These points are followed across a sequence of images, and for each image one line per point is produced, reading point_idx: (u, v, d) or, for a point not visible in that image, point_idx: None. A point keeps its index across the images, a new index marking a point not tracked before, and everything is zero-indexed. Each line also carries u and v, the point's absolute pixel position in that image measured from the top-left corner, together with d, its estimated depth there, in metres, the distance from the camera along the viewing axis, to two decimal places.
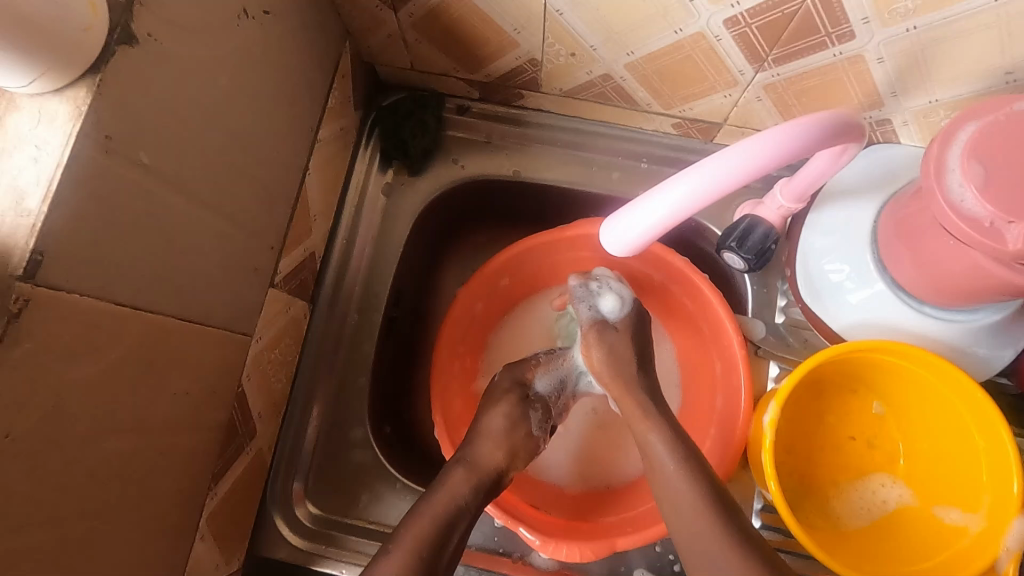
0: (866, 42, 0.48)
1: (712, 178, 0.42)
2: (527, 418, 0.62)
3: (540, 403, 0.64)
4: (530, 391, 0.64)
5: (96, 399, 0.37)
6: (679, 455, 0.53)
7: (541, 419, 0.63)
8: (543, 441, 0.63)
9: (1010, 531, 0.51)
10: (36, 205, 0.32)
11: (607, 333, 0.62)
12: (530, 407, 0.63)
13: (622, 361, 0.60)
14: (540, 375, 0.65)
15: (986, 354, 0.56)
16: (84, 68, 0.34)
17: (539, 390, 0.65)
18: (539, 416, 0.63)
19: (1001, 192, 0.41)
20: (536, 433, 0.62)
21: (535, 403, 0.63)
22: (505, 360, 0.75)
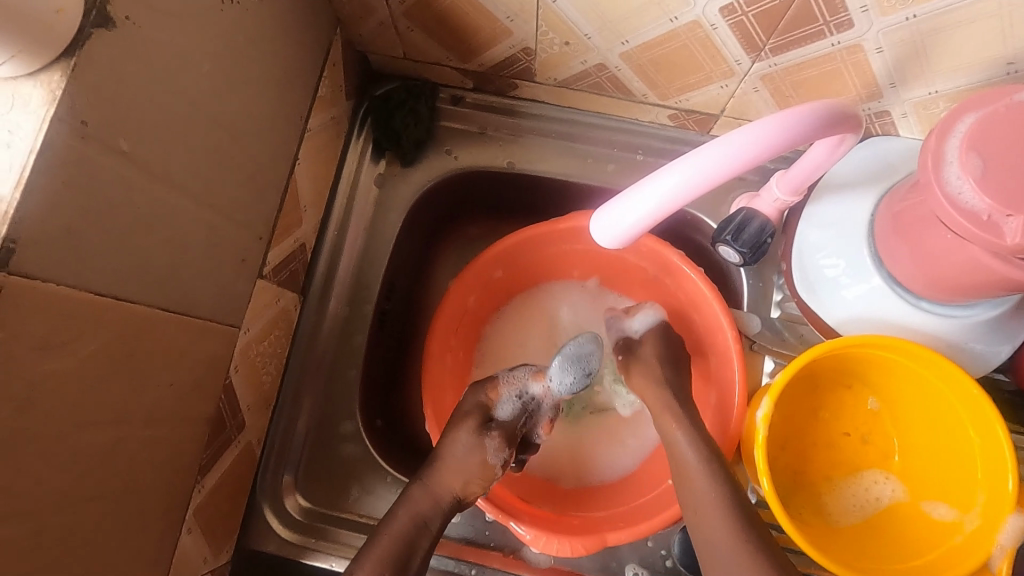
0: (865, 31, 0.47)
1: (703, 167, 0.41)
2: (483, 445, 0.58)
3: (502, 430, 0.60)
4: (490, 416, 0.61)
5: (73, 391, 0.36)
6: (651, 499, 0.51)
7: (501, 447, 0.59)
8: (503, 468, 0.59)
9: (1003, 529, 0.49)
10: (8, 191, 0.32)
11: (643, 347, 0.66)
12: (487, 434, 0.59)
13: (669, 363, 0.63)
14: (501, 403, 0.61)
15: (984, 350, 0.55)
16: (58, 51, 0.33)
17: (500, 416, 0.61)
18: (496, 444, 0.59)
19: (1000, 185, 0.40)
20: (493, 462, 0.58)
21: (493, 431, 0.59)
22: (499, 354, 0.74)
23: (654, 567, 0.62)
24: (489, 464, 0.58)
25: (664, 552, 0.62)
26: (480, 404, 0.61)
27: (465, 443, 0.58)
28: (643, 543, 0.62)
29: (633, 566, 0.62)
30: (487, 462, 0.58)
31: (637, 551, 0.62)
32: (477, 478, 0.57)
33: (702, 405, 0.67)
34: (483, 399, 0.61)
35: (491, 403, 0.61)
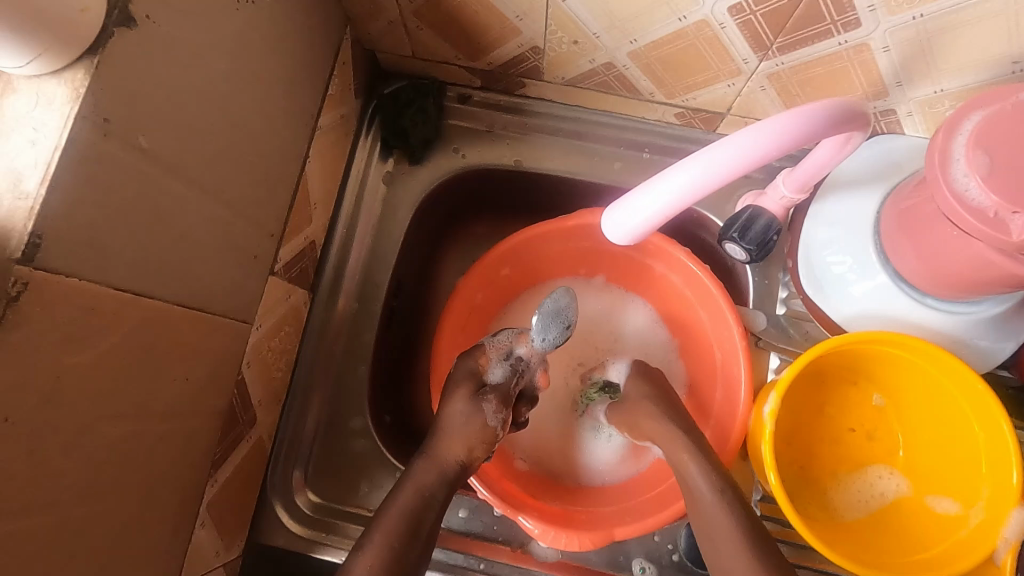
0: (872, 30, 0.48)
1: (705, 169, 0.41)
2: (480, 409, 0.57)
3: (496, 392, 0.57)
4: (483, 382, 0.59)
5: (95, 384, 0.37)
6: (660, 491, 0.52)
7: (498, 410, 0.57)
8: (502, 431, 0.58)
9: (1009, 523, 0.50)
10: (34, 187, 0.32)
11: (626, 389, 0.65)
12: (480, 399, 0.57)
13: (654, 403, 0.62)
14: (493, 365, 0.59)
15: (988, 346, 0.56)
16: (82, 50, 0.33)
17: (493, 379, 0.59)
18: (493, 406, 0.57)
19: (1006, 182, 0.41)
20: (492, 425, 0.57)
21: (488, 395, 0.57)
22: None
23: (661, 561, 0.62)
24: (487, 427, 0.57)
25: (671, 547, 0.63)
26: (472, 371, 0.59)
27: (464, 409, 0.57)
28: (650, 538, 0.63)
29: (640, 561, 0.62)
30: (486, 425, 0.57)
31: (644, 545, 0.63)
32: (481, 441, 0.57)
33: (709, 401, 0.68)
34: (474, 366, 0.59)
35: (483, 367, 0.59)
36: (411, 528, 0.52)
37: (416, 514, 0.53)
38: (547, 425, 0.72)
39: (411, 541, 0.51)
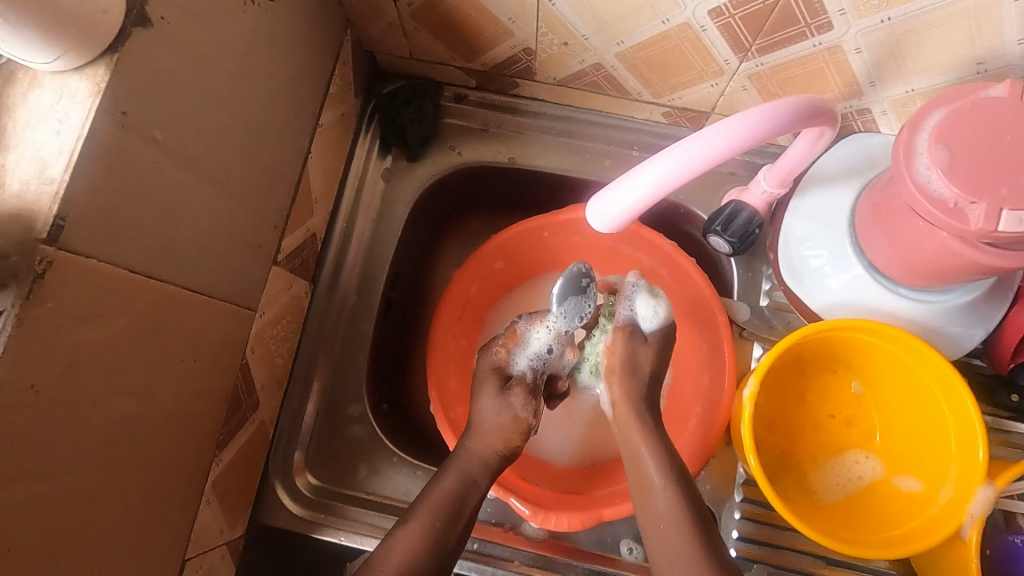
0: (844, 32, 0.51)
1: (678, 162, 0.44)
2: (510, 400, 0.61)
3: (522, 385, 0.63)
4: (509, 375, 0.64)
5: (109, 360, 0.39)
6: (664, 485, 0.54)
7: (525, 400, 0.61)
8: (533, 421, 0.61)
9: (975, 499, 0.52)
10: (58, 174, 0.35)
11: (636, 340, 0.63)
12: (509, 392, 0.61)
13: (635, 369, 0.62)
14: (515, 358, 0.65)
15: (959, 332, 0.58)
16: (103, 48, 0.36)
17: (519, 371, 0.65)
18: (522, 397, 0.61)
19: (964, 174, 0.43)
20: (523, 416, 0.61)
21: (515, 388, 0.62)
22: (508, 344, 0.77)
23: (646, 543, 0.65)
24: (519, 418, 0.60)
25: None
26: (494, 364, 0.64)
27: (494, 402, 0.61)
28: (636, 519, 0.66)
29: (627, 541, 0.65)
30: (519, 416, 0.60)
31: (631, 526, 0.65)
32: (514, 432, 0.60)
33: (694, 389, 0.70)
34: (498, 361, 0.64)
35: (504, 361, 0.65)
36: (452, 510, 0.54)
37: (459, 497, 0.55)
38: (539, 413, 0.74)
39: (451, 521, 0.53)
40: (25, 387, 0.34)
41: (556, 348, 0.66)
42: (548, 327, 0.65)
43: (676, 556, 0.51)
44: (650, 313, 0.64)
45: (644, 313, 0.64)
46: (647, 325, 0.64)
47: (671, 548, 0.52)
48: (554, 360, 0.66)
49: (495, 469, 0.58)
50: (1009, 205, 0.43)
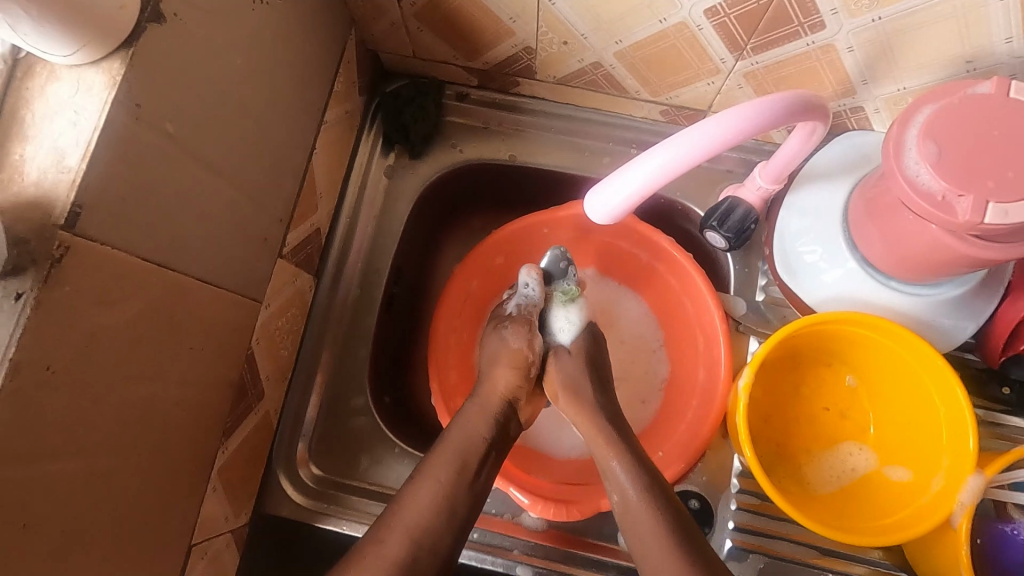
0: (836, 31, 0.52)
1: (671, 155, 0.45)
2: (501, 334, 0.65)
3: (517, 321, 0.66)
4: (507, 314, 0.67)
5: (121, 345, 0.41)
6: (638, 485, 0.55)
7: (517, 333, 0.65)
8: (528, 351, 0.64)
9: (964, 488, 0.53)
10: (75, 163, 0.36)
11: (560, 359, 0.64)
12: (504, 327, 0.65)
13: (576, 386, 0.62)
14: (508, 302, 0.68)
15: (950, 325, 0.59)
16: (119, 42, 0.37)
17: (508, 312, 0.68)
18: (512, 328, 0.65)
19: (951, 168, 0.45)
20: (519, 347, 0.64)
21: (507, 322, 0.66)
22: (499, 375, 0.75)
23: None
24: (513, 348, 0.64)
25: None
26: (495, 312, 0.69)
27: (492, 339, 0.66)
28: None
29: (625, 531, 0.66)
30: (512, 346, 0.64)
31: None
32: (514, 365, 0.63)
33: (692, 382, 0.71)
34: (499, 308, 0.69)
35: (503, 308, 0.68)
36: (459, 465, 0.55)
37: (464, 453, 0.56)
38: None
39: (458, 475, 0.55)
40: (42, 368, 0.35)
41: (534, 283, 0.65)
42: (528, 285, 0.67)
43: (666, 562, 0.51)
44: (568, 325, 0.67)
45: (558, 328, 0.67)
46: (565, 336, 0.66)
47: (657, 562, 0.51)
48: (536, 294, 0.65)
49: (494, 417, 0.60)
50: (995, 198, 0.44)
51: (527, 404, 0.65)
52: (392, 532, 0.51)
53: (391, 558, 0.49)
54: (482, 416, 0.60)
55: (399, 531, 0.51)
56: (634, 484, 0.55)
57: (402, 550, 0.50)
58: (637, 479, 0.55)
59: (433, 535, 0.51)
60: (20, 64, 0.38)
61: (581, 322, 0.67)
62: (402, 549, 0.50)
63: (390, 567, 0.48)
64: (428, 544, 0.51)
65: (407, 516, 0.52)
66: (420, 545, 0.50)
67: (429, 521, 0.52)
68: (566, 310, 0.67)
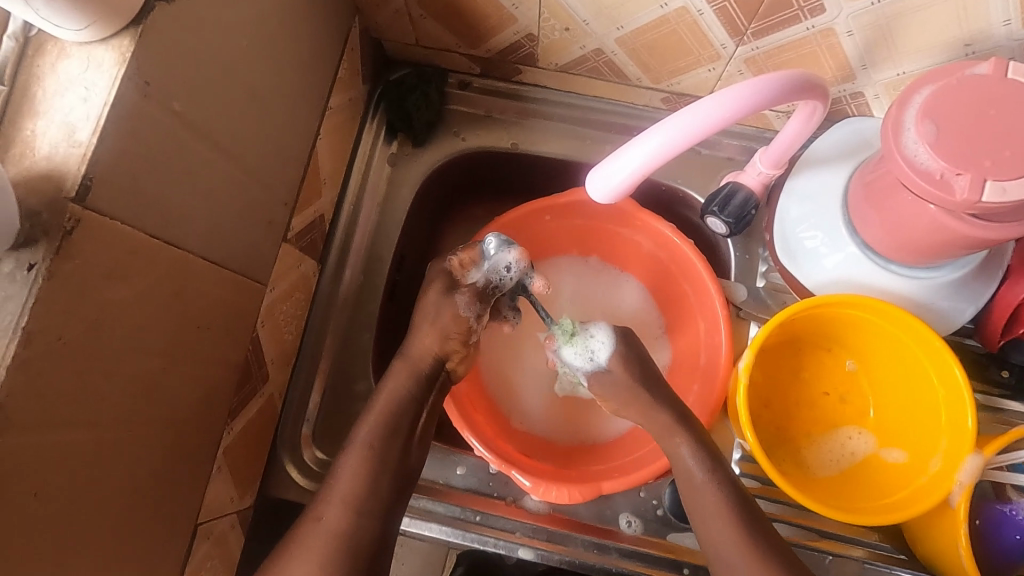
0: (836, 15, 0.52)
1: (673, 132, 0.46)
2: (453, 300, 0.61)
3: (470, 289, 0.62)
4: (461, 282, 0.62)
5: (130, 319, 0.41)
6: (706, 466, 0.57)
7: (468, 303, 0.61)
8: (474, 320, 0.62)
9: (962, 467, 0.54)
10: (86, 137, 0.37)
11: (603, 381, 0.62)
12: (454, 294, 0.61)
13: (626, 390, 0.61)
14: (470, 269, 0.62)
15: (949, 308, 0.60)
16: (129, 20, 0.38)
17: (471, 278, 0.62)
18: (466, 299, 0.61)
19: (949, 147, 0.45)
20: (466, 315, 0.62)
21: (461, 288, 0.62)
22: (501, 366, 0.76)
23: (646, 516, 0.66)
24: (460, 317, 0.61)
25: (656, 502, 0.67)
26: (446, 271, 0.63)
27: (438, 303, 0.62)
28: (636, 494, 0.67)
29: (625, 514, 0.67)
30: (460, 316, 0.61)
31: (630, 501, 0.67)
32: (455, 332, 0.62)
33: (692, 365, 0.72)
34: (449, 267, 0.63)
35: (459, 270, 0.62)
36: (390, 428, 0.59)
37: (394, 416, 0.59)
38: (540, 392, 0.76)
39: (389, 440, 0.58)
40: (53, 338, 0.36)
41: (516, 269, 0.60)
42: (486, 270, 0.61)
43: (726, 547, 0.54)
44: (600, 342, 0.64)
45: (591, 354, 0.64)
46: (604, 354, 0.63)
47: (721, 545, 0.54)
48: (511, 280, 0.61)
49: (423, 375, 0.62)
50: (993, 176, 0.44)
51: (461, 364, 0.64)
52: (331, 506, 0.54)
53: (329, 530, 0.53)
54: (409, 376, 0.61)
55: (337, 504, 0.54)
56: (702, 469, 0.57)
57: (342, 522, 0.53)
58: (704, 463, 0.57)
59: (369, 498, 0.55)
60: (31, 42, 0.38)
61: (610, 331, 0.64)
62: (343, 519, 0.54)
63: (332, 539, 0.52)
64: (363, 508, 0.55)
65: (343, 486, 0.55)
66: (358, 513, 0.54)
67: (362, 485, 0.55)
68: (587, 341, 0.65)
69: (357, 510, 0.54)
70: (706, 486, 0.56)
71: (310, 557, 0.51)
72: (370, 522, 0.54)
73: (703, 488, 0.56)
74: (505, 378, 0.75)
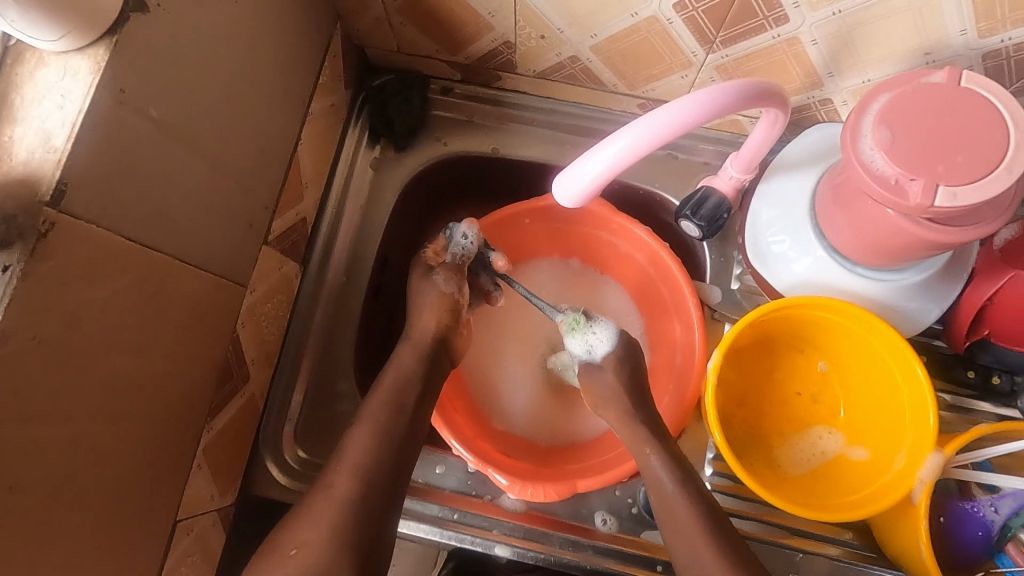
0: (800, 24, 0.54)
1: (634, 138, 0.47)
2: (433, 281, 0.66)
3: (448, 267, 0.67)
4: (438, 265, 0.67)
5: (106, 319, 0.43)
6: (674, 476, 0.58)
7: (448, 278, 0.66)
8: (457, 294, 0.67)
9: (924, 465, 0.55)
10: (61, 143, 0.38)
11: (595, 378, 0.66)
12: (434, 274, 0.66)
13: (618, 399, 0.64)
14: (443, 254, 0.67)
15: (916, 310, 0.61)
16: (103, 31, 0.39)
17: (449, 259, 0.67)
18: (446, 276, 0.66)
19: (904, 153, 0.47)
20: (449, 292, 0.66)
21: (438, 270, 0.66)
22: (481, 358, 0.77)
23: (621, 514, 0.68)
24: (445, 292, 0.66)
25: (631, 500, 0.68)
26: (422, 260, 0.67)
27: (423, 283, 0.66)
28: (611, 492, 0.69)
29: (601, 512, 0.68)
30: (444, 293, 0.66)
31: (606, 499, 0.68)
32: (445, 308, 0.66)
33: (668, 366, 0.73)
34: (425, 257, 0.67)
35: (432, 257, 0.67)
36: (395, 421, 0.59)
37: (398, 392, 0.61)
38: (519, 392, 0.77)
39: (395, 415, 0.59)
40: (28, 337, 0.37)
41: (472, 234, 0.67)
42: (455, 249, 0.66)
43: (699, 553, 0.54)
44: (603, 339, 0.67)
45: (589, 349, 0.68)
46: (603, 349, 0.67)
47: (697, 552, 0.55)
48: (474, 247, 0.67)
49: (429, 381, 0.63)
50: (945, 181, 0.46)
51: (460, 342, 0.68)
52: (340, 476, 0.55)
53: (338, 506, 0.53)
54: (414, 354, 0.64)
55: (346, 472, 0.55)
56: (672, 479, 0.58)
57: (350, 488, 0.54)
58: (673, 472, 0.59)
59: (375, 471, 0.56)
60: (12, 51, 0.40)
61: (614, 330, 0.68)
62: (350, 486, 0.54)
63: (339, 507, 0.53)
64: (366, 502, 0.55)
65: (351, 455, 0.56)
66: (368, 490, 0.55)
67: (369, 457, 0.56)
68: (587, 333, 0.68)
69: (364, 479, 0.55)
70: (671, 494, 0.58)
71: (318, 521, 0.52)
72: (377, 504, 0.55)
73: (673, 496, 0.57)
74: (486, 379, 0.77)
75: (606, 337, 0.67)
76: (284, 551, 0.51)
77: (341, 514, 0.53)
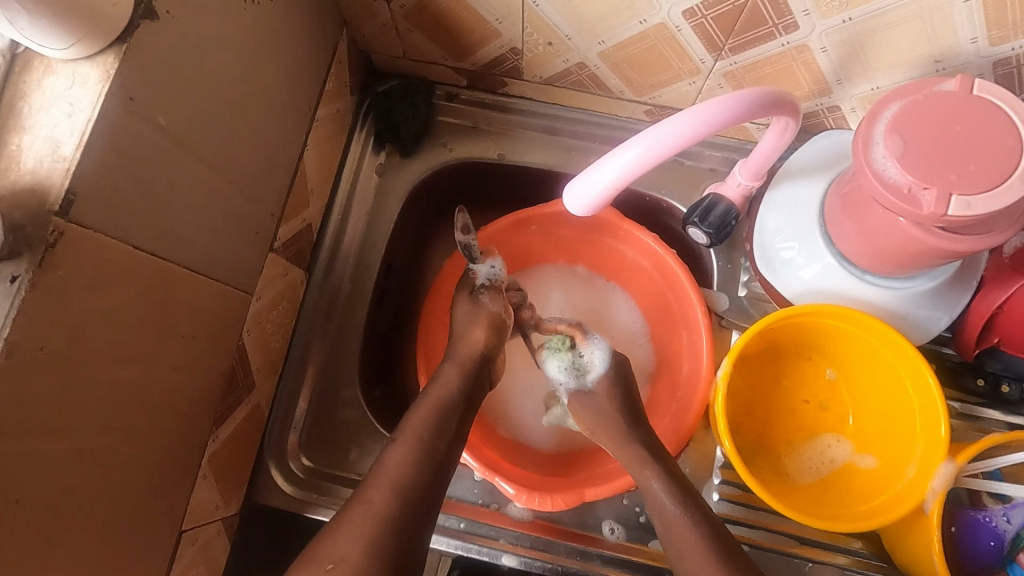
0: (809, 32, 0.54)
1: (646, 147, 0.47)
2: (481, 301, 0.68)
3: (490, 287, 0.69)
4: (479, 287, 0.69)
5: (113, 328, 0.42)
6: (677, 499, 0.57)
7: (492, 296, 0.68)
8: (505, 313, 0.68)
9: (936, 474, 0.55)
10: (70, 152, 0.38)
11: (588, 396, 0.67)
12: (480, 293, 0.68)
13: (608, 416, 0.64)
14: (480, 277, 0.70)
15: (925, 317, 0.61)
16: (113, 38, 0.39)
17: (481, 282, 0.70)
18: (491, 295, 0.68)
19: (916, 161, 0.46)
20: (496, 311, 0.68)
21: (484, 290, 0.69)
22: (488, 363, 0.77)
23: (628, 523, 0.67)
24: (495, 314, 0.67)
25: (638, 509, 0.68)
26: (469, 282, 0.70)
27: (468, 306, 0.68)
28: (618, 501, 0.68)
29: (608, 521, 0.67)
30: (493, 309, 0.68)
31: (613, 508, 0.68)
32: (493, 327, 0.67)
33: (675, 373, 0.73)
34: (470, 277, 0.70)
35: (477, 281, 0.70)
36: (432, 432, 0.59)
37: (444, 411, 0.60)
38: (525, 398, 0.76)
39: (435, 435, 0.58)
40: (35, 348, 0.37)
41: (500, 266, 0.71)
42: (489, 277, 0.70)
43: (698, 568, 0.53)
44: (596, 363, 0.68)
45: (579, 373, 0.69)
46: (596, 373, 0.68)
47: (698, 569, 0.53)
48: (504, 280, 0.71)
49: (457, 391, 0.63)
50: (958, 190, 0.46)
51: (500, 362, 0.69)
52: (380, 491, 0.53)
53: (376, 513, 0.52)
54: (459, 372, 0.64)
55: (386, 489, 0.53)
56: (674, 502, 0.57)
57: (388, 504, 0.53)
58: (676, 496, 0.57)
59: (415, 489, 0.54)
60: (18, 59, 0.40)
61: (607, 354, 0.69)
62: (388, 502, 0.53)
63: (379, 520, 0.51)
64: None
65: (389, 471, 0.55)
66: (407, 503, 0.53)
67: (409, 475, 0.55)
68: (572, 356, 0.69)
69: (402, 495, 0.53)
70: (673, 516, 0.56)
71: (355, 536, 0.50)
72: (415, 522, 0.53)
73: (675, 518, 0.56)
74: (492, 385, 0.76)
75: (597, 359, 0.68)
76: (321, 565, 0.48)
77: (377, 531, 0.51)
